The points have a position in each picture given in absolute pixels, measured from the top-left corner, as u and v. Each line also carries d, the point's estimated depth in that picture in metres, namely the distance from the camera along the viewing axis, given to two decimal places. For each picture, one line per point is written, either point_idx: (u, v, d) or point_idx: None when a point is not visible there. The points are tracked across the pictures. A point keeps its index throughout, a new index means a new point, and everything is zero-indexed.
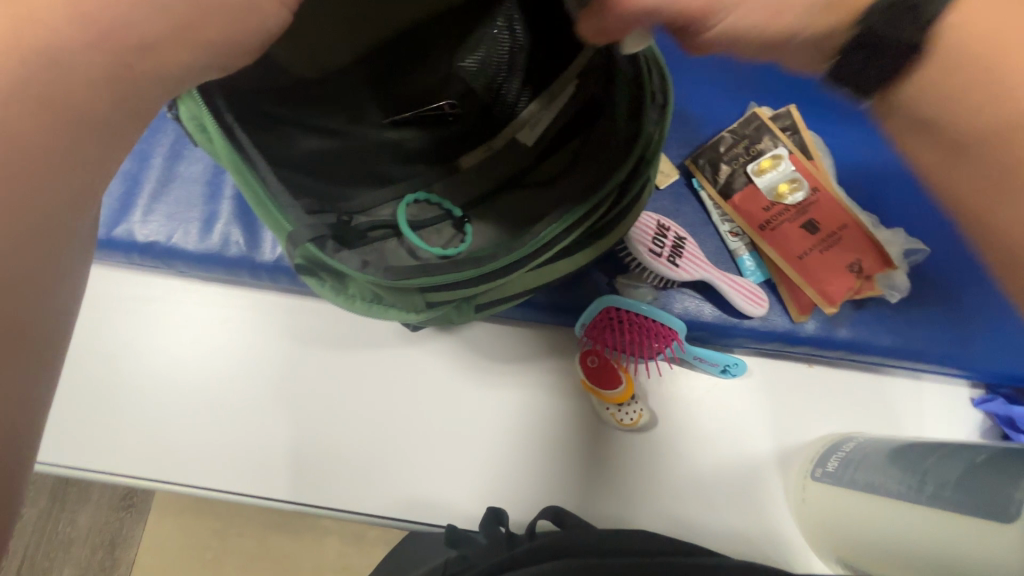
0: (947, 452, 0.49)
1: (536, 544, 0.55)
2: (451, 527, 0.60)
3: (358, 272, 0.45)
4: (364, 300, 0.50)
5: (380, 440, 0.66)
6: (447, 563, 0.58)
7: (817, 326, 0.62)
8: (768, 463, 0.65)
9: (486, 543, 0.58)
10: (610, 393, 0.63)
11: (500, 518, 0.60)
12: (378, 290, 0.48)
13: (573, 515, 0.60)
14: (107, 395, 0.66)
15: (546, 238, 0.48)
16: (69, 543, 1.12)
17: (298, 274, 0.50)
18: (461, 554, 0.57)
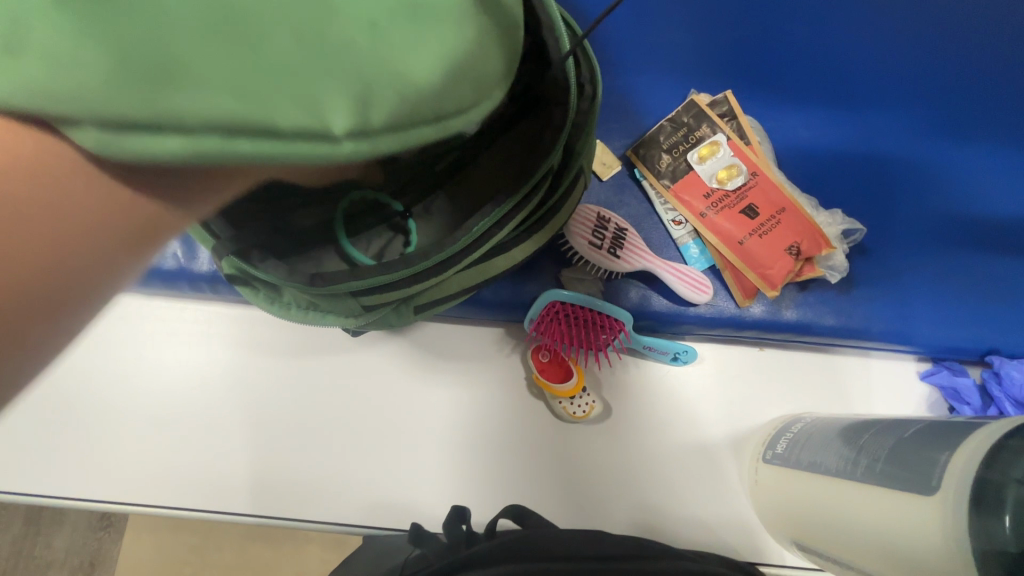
0: (874, 428, 0.50)
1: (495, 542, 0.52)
2: (415, 527, 0.57)
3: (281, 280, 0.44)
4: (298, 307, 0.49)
5: (335, 447, 0.65)
6: (405, 563, 0.55)
7: (762, 310, 0.63)
8: (722, 447, 0.65)
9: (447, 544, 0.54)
10: (559, 387, 0.63)
11: (464, 518, 0.58)
12: (308, 297, 0.47)
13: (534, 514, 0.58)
14: (51, 417, 0.64)
15: (479, 232, 0.46)
16: (47, 566, 1.11)
17: (231, 283, 0.50)
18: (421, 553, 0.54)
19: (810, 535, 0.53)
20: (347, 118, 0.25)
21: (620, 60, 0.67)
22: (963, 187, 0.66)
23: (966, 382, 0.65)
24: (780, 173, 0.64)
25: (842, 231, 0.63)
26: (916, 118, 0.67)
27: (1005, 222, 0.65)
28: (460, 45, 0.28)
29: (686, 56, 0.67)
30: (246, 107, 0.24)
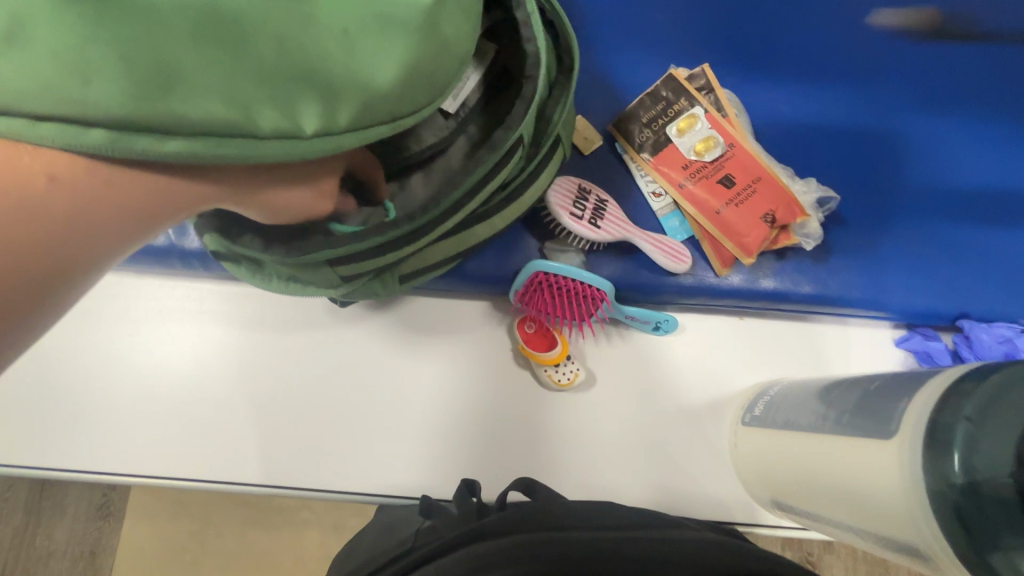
0: (848, 385, 0.51)
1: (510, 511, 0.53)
2: (425, 498, 0.59)
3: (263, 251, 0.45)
4: (281, 279, 0.50)
5: (328, 419, 0.66)
6: (419, 532, 0.56)
7: (740, 278, 0.65)
8: (704, 413, 0.67)
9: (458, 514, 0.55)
10: (545, 355, 0.65)
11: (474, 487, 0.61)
12: (290, 270, 0.48)
13: (545, 487, 0.60)
14: (47, 393, 0.65)
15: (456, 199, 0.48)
16: (47, 556, 1.13)
17: (215, 259, 0.51)
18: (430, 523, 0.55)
19: (787, 492, 0.55)
20: (309, 120, 0.36)
21: (601, 36, 0.68)
22: (937, 156, 0.68)
23: (938, 346, 0.67)
24: (757, 145, 0.66)
25: (816, 200, 0.65)
26: (891, 89, 0.68)
27: (973, 191, 0.67)
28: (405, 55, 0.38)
29: (661, 32, 0.68)
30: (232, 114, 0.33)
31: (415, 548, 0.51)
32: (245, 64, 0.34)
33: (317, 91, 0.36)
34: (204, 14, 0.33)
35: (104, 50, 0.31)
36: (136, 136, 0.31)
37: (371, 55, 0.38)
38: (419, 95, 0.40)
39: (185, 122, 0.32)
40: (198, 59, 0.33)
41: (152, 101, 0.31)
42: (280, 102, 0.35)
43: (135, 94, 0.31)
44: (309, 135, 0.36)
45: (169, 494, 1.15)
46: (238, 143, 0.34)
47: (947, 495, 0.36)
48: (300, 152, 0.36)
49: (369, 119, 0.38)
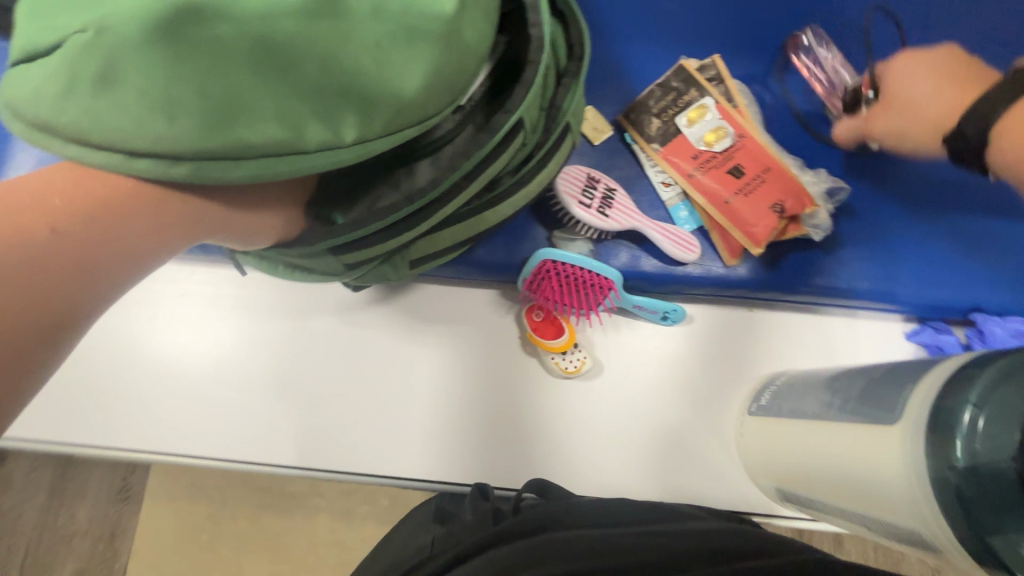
0: (852, 374, 0.51)
1: (525, 514, 0.54)
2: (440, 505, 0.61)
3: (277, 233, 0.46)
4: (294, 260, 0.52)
5: (341, 403, 0.68)
6: (434, 537, 0.58)
7: (748, 269, 0.65)
8: (711, 403, 0.68)
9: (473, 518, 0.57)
10: (552, 343, 0.66)
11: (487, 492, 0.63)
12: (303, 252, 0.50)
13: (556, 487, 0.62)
14: (70, 374, 0.67)
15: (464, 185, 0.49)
16: (70, 536, 1.16)
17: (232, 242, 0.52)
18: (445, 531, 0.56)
19: (791, 481, 0.56)
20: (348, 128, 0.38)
21: (611, 26, 0.69)
22: None
23: (950, 340, 0.66)
24: (768, 135, 0.66)
25: (827, 191, 0.65)
26: None
27: (988, 183, 0.67)
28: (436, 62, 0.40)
29: (671, 23, 0.69)
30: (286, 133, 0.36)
31: (434, 556, 0.52)
32: (293, 83, 0.36)
33: (353, 104, 0.38)
34: (259, 42, 0.36)
35: (180, 86, 0.34)
36: (213, 166, 0.35)
37: (400, 65, 0.39)
38: (443, 100, 0.41)
39: (247, 146, 0.35)
40: (253, 86, 0.36)
41: (222, 131, 0.35)
42: (323, 117, 0.37)
43: (208, 127, 0.34)
44: (350, 144, 0.38)
45: (186, 477, 1.18)
46: (293, 160, 0.37)
47: (947, 479, 0.36)
48: (337, 161, 0.38)
49: (400, 124, 0.40)
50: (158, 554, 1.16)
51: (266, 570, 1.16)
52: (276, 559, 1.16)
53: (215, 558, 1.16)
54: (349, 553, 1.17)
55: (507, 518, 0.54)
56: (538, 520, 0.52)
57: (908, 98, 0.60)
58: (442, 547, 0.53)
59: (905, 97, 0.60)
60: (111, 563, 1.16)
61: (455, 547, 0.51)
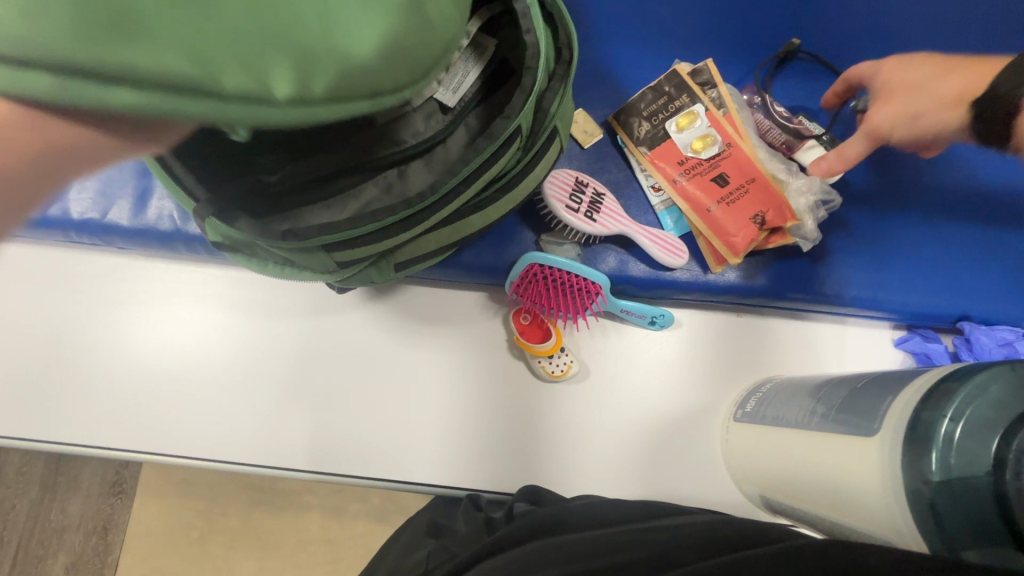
0: (835, 383, 0.52)
1: (517, 523, 0.54)
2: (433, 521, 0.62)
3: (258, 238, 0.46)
4: (275, 264, 0.51)
5: (327, 405, 0.68)
6: (429, 553, 0.57)
7: (736, 275, 0.65)
8: (698, 407, 0.68)
9: (466, 531, 0.58)
10: (539, 346, 0.66)
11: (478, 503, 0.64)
12: (286, 255, 0.49)
13: (548, 492, 0.62)
14: (56, 371, 0.67)
15: (447, 190, 0.49)
16: (61, 530, 1.16)
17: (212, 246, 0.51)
18: (441, 545, 0.57)
19: (774, 489, 0.56)
20: (288, 87, 0.31)
21: (602, 30, 0.69)
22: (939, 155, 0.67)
23: (937, 348, 0.66)
24: (757, 142, 0.66)
25: (819, 200, 0.64)
26: None
27: (977, 192, 0.67)
28: (396, 27, 0.35)
29: (664, 26, 0.68)
30: (197, 71, 0.29)
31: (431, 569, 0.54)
32: (214, 15, 0.30)
33: (289, 55, 0.32)
34: None
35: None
36: (90, 82, 0.28)
37: (351, 25, 0.34)
38: (403, 72, 0.36)
39: (140, 71, 0.28)
40: (169, 15, 0.30)
41: (112, 49, 0.28)
42: (251, 64, 0.31)
43: (84, 34, 0.28)
44: (283, 103, 0.31)
45: (178, 474, 1.18)
46: (200, 103, 0.30)
47: (922, 494, 0.36)
48: (261, 119, 0.31)
49: (347, 90, 0.33)
50: (149, 549, 1.17)
51: (255, 566, 1.16)
52: (266, 555, 1.16)
53: (206, 553, 1.16)
54: (339, 551, 1.17)
55: (498, 529, 0.55)
56: (528, 529, 0.52)
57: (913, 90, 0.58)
58: (441, 560, 0.55)
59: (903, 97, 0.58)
60: (102, 557, 1.16)
61: (452, 561, 0.53)
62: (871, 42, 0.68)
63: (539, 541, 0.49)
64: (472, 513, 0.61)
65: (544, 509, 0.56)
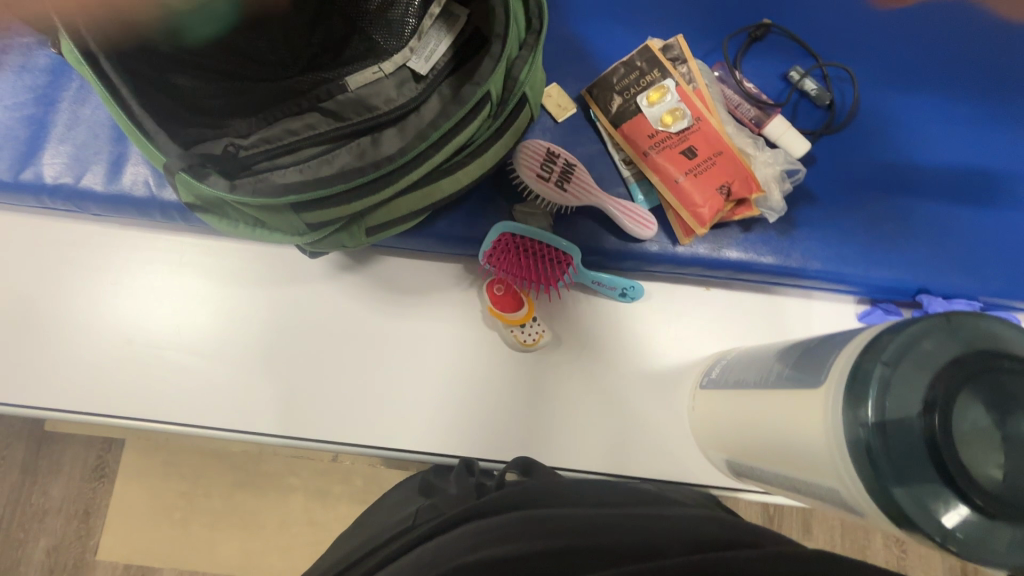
0: (793, 347, 0.53)
1: (505, 490, 0.56)
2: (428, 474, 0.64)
3: (228, 195, 0.47)
4: (247, 225, 0.52)
5: (303, 375, 0.69)
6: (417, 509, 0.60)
7: (703, 247, 0.67)
8: (668, 377, 0.69)
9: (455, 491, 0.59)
10: (511, 315, 0.68)
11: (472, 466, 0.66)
12: (258, 215, 0.50)
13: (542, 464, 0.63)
14: (32, 338, 0.67)
15: (416, 153, 0.50)
16: (43, 513, 1.17)
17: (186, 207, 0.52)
18: (431, 502, 0.58)
19: (737, 452, 0.57)
20: None
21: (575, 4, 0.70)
22: (901, 132, 0.69)
23: None
24: (725, 117, 0.67)
25: (784, 172, 0.66)
26: (856, 66, 0.70)
27: (937, 169, 0.69)
28: None
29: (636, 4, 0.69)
30: None
31: (418, 526, 0.55)
32: None
33: None
34: None
35: None
36: None
37: None
38: None
39: None
40: None
41: None
42: None
43: None
44: None
45: (159, 456, 1.18)
46: None
47: (859, 437, 0.38)
48: None
49: None
50: (131, 530, 1.17)
51: (238, 547, 1.17)
52: (250, 536, 1.17)
53: (188, 534, 1.17)
54: (323, 530, 1.18)
55: (486, 494, 0.55)
56: (513, 500, 0.53)
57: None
58: (427, 518, 0.56)
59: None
60: (85, 539, 1.16)
61: (438, 520, 0.54)
62: (836, 21, 0.70)
63: (527, 511, 0.49)
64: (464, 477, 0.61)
65: (532, 481, 0.57)
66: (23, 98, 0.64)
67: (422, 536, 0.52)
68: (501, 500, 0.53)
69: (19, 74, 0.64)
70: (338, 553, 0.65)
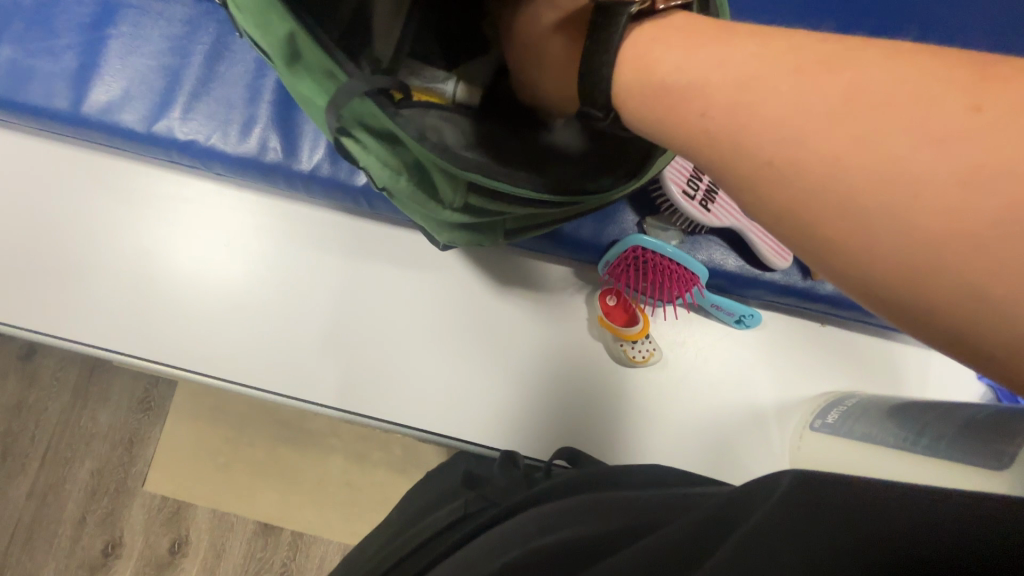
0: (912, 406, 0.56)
1: (558, 479, 0.54)
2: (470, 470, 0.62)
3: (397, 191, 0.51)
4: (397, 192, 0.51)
5: (401, 360, 0.68)
6: (467, 499, 0.58)
7: (836, 286, 0.64)
8: (770, 412, 0.67)
9: (508, 482, 0.58)
10: (625, 330, 0.65)
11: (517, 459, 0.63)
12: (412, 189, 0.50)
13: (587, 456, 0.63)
14: (134, 287, 0.67)
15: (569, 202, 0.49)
16: (90, 437, 1.19)
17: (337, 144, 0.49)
18: (479, 491, 0.58)
19: None
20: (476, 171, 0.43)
21: None
22: None
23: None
24: None
25: None
26: None
27: None
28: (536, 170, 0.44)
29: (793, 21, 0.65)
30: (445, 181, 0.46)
31: (474, 516, 0.54)
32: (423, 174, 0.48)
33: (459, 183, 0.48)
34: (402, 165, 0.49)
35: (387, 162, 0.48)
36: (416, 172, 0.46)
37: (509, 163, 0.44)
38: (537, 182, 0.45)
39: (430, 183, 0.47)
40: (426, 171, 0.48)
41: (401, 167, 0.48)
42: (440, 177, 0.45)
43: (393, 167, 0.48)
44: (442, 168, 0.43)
45: (210, 400, 1.20)
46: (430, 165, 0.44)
47: None
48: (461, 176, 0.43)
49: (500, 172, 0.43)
50: (175, 467, 1.19)
51: (279, 500, 1.19)
52: (291, 491, 1.19)
53: (230, 479, 1.19)
54: (359, 493, 1.20)
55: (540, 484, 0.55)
56: (566, 486, 0.52)
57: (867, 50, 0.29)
58: (482, 507, 0.55)
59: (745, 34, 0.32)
60: (127, 467, 1.19)
61: (494, 510, 0.52)
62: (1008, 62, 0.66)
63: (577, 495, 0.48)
64: (510, 469, 0.61)
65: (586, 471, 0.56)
66: (162, 46, 0.63)
67: (484, 525, 0.50)
68: (549, 487, 0.52)
69: (157, 22, 0.63)
70: (391, 540, 0.60)
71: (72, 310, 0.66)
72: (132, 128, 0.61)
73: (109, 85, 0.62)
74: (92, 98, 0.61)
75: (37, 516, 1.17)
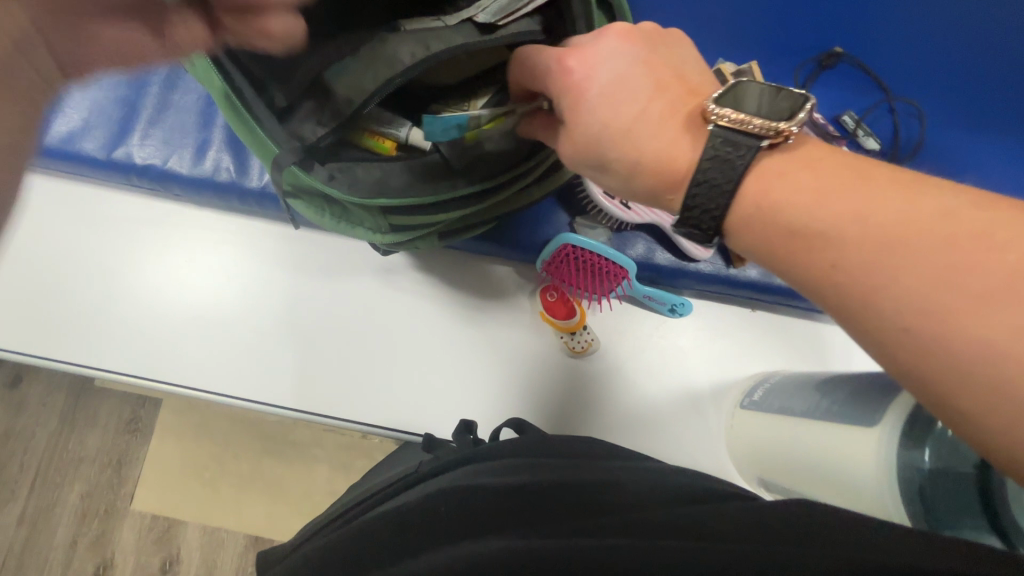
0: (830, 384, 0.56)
1: (503, 444, 0.57)
2: (429, 434, 0.65)
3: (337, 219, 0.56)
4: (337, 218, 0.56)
5: (356, 362, 0.72)
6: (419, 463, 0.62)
7: (756, 273, 0.69)
8: (707, 394, 0.71)
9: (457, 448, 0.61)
10: (564, 323, 0.70)
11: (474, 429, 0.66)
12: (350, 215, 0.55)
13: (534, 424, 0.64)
14: (104, 305, 0.71)
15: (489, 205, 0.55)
16: (79, 461, 1.22)
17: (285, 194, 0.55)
18: (433, 454, 0.61)
19: (774, 470, 0.60)
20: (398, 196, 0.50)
21: None
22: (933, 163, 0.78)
23: None
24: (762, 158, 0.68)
25: None
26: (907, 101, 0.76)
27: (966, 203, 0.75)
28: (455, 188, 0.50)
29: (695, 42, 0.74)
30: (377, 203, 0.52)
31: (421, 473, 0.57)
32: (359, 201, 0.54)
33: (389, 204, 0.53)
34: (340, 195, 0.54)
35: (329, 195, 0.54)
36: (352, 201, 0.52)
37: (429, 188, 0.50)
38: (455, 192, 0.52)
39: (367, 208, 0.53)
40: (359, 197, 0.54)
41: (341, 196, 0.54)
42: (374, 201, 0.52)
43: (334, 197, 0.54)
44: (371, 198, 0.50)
45: (191, 419, 1.21)
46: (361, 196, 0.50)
47: (914, 479, 0.42)
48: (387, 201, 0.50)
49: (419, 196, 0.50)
50: (162, 484, 1.22)
51: (263, 512, 1.21)
52: (273, 503, 1.21)
53: (215, 494, 1.21)
54: None
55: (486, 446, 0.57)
56: (507, 450, 0.54)
57: (918, 187, 0.34)
58: (429, 467, 0.58)
59: (869, 187, 0.35)
60: (116, 489, 1.21)
61: (440, 466, 0.56)
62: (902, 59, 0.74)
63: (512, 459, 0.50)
64: (464, 436, 0.63)
65: (526, 437, 0.58)
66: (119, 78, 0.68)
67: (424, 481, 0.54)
68: (490, 450, 0.54)
69: None
70: (344, 499, 0.65)
71: (44, 328, 0.70)
72: (93, 155, 0.66)
73: (70, 116, 0.66)
74: (54, 129, 0.66)
75: (28, 539, 1.20)
